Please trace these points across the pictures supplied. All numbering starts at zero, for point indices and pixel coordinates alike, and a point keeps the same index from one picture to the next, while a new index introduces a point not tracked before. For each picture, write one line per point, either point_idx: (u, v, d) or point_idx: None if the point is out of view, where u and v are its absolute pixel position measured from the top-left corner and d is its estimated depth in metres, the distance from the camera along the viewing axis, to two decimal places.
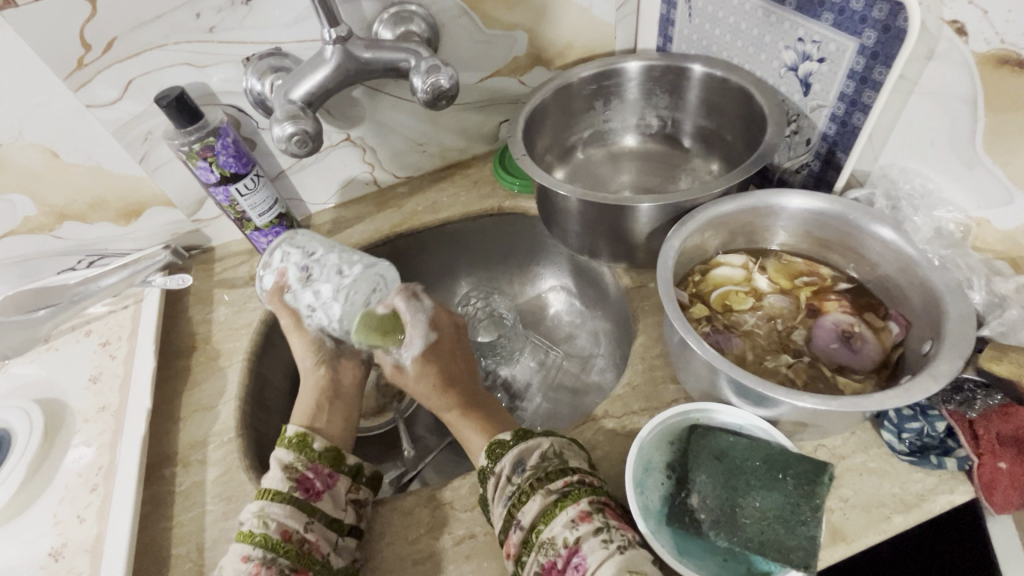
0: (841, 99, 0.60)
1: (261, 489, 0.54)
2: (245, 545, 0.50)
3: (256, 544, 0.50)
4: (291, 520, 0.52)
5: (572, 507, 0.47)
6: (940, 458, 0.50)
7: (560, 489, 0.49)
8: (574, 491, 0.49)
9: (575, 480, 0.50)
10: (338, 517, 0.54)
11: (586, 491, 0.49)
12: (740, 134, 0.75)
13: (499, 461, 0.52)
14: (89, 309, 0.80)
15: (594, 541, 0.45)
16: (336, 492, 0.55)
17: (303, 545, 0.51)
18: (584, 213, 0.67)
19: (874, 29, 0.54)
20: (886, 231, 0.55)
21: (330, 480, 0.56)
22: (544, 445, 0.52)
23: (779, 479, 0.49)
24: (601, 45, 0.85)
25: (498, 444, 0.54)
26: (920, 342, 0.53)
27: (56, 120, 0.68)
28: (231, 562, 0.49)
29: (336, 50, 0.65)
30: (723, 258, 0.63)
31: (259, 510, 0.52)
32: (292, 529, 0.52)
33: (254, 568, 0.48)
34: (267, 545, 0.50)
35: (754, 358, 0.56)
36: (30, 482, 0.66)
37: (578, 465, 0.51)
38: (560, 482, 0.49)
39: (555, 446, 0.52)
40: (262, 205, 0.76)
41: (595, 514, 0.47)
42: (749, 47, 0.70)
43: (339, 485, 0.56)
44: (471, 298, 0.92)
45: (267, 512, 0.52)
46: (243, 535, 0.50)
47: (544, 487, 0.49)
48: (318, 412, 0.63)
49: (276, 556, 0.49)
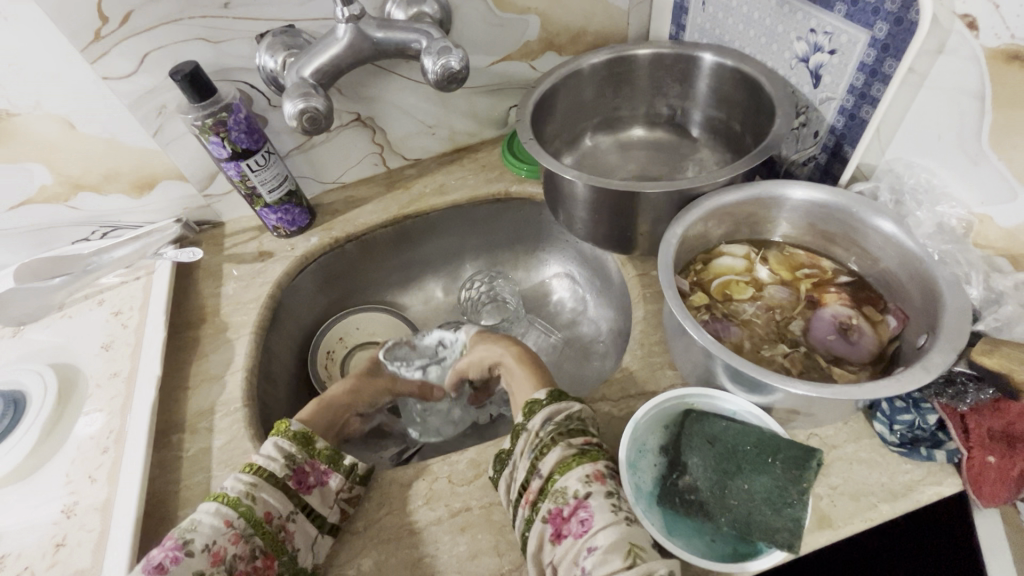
0: (850, 92, 0.60)
1: (251, 465, 0.55)
2: (228, 510, 0.51)
3: (240, 513, 0.51)
4: (276, 504, 0.53)
5: (589, 465, 0.49)
6: (930, 450, 0.51)
7: (581, 445, 0.51)
8: (592, 452, 0.51)
9: (597, 442, 0.52)
10: (322, 515, 0.55)
11: (604, 455, 0.51)
12: (749, 125, 0.75)
13: (532, 416, 0.55)
14: (102, 279, 0.83)
15: (604, 501, 0.47)
16: (326, 489, 0.56)
17: (280, 532, 0.52)
18: (589, 199, 0.67)
19: (886, 21, 0.54)
20: (887, 224, 0.55)
21: (323, 476, 0.57)
22: (574, 408, 0.55)
23: (769, 464, 0.49)
24: (613, 31, 0.85)
25: (533, 401, 0.57)
26: (916, 336, 0.53)
27: (73, 91, 0.69)
28: (207, 520, 0.50)
29: (348, 28, 0.66)
30: (725, 248, 0.64)
31: (249, 483, 0.53)
32: (275, 513, 0.53)
33: (233, 537, 0.49)
34: (248, 518, 0.51)
35: (751, 346, 0.57)
36: (43, 443, 0.68)
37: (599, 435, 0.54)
38: (581, 439, 0.52)
39: (584, 412, 0.55)
40: (273, 180, 0.77)
41: (608, 478, 0.49)
42: (762, 38, 0.70)
43: (330, 484, 0.57)
44: (474, 281, 0.95)
45: (257, 487, 0.53)
46: (229, 501, 0.51)
47: (566, 440, 0.51)
48: (323, 412, 0.67)
49: (253, 532, 0.51)
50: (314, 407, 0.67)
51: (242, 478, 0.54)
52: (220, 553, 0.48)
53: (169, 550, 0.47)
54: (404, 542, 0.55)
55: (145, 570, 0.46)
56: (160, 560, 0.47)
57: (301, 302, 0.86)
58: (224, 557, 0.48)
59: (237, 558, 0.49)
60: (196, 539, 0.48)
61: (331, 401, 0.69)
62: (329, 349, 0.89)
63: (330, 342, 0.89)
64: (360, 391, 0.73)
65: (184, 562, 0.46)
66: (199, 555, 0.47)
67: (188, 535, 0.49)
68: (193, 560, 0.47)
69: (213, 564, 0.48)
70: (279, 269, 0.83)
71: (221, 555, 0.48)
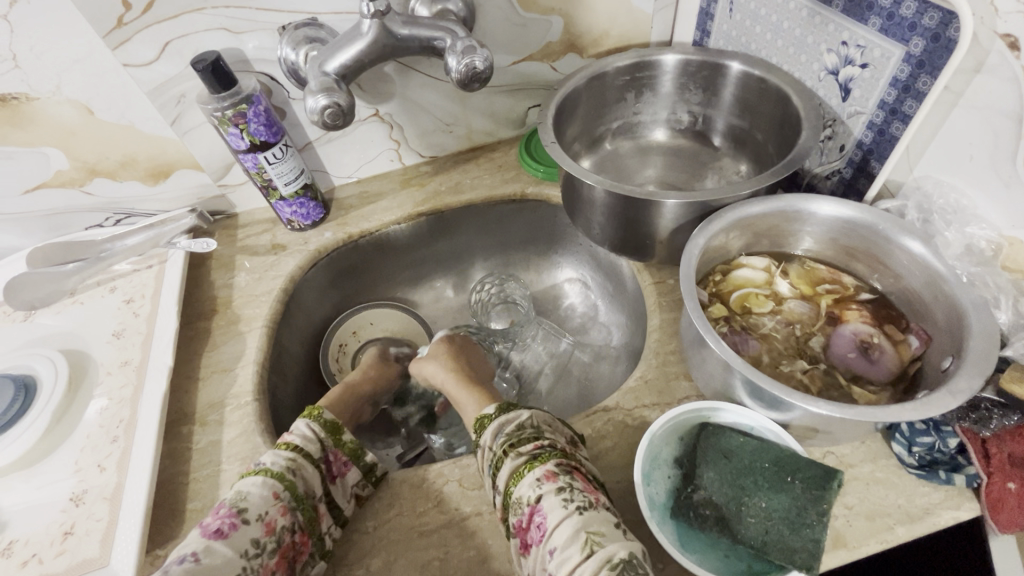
0: (880, 107, 0.60)
1: (284, 442, 0.57)
2: (274, 483, 0.53)
3: (285, 486, 0.53)
4: (311, 483, 0.55)
5: (539, 468, 0.50)
6: (949, 474, 0.51)
7: (531, 452, 0.52)
8: (543, 455, 0.51)
9: (547, 444, 0.53)
10: (341, 507, 0.56)
11: (554, 454, 0.51)
12: (773, 136, 0.74)
13: (483, 432, 0.56)
14: (114, 266, 0.82)
15: (555, 499, 0.47)
16: (345, 481, 0.57)
17: (314, 511, 0.54)
18: (608, 205, 0.67)
19: (923, 37, 0.53)
20: (914, 244, 0.55)
21: (344, 467, 0.58)
22: (523, 417, 0.56)
23: (787, 482, 0.49)
24: (637, 34, 0.84)
25: (483, 416, 0.58)
26: (940, 359, 0.52)
27: (93, 78, 0.69)
28: (256, 491, 0.51)
29: (373, 24, 0.65)
30: (745, 259, 0.63)
31: (289, 460, 0.55)
32: (312, 491, 0.55)
33: (281, 510, 0.51)
34: (292, 492, 0.53)
35: (770, 361, 0.57)
36: (54, 429, 0.68)
37: (553, 436, 0.54)
38: (530, 446, 0.52)
39: (534, 419, 0.55)
40: (289, 174, 0.77)
41: (560, 475, 0.49)
42: (790, 48, 0.69)
43: (350, 476, 0.58)
44: (485, 284, 0.94)
45: (298, 464, 0.55)
46: (273, 475, 0.53)
47: (515, 450, 0.52)
48: (343, 399, 0.74)
49: (295, 506, 0.53)
50: (338, 391, 0.74)
51: (281, 454, 0.55)
52: (271, 523, 0.50)
53: (225, 517, 0.49)
54: (413, 545, 0.55)
55: (205, 535, 0.48)
56: (218, 527, 0.48)
57: (313, 296, 0.86)
58: (275, 527, 0.50)
59: (284, 530, 0.51)
60: (250, 508, 0.50)
61: (355, 386, 0.76)
62: (341, 342, 0.89)
63: (342, 336, 0.89)
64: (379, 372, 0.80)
65: (242, 529, 0.49)
66: (253, 524, 0.49)
67: (241, 504, 0.50)
68: (250, 527, 0.49)
69: (267, 533, 0.50)
70: (293, 263, 0.82)
71: (273, 526, 0.50)
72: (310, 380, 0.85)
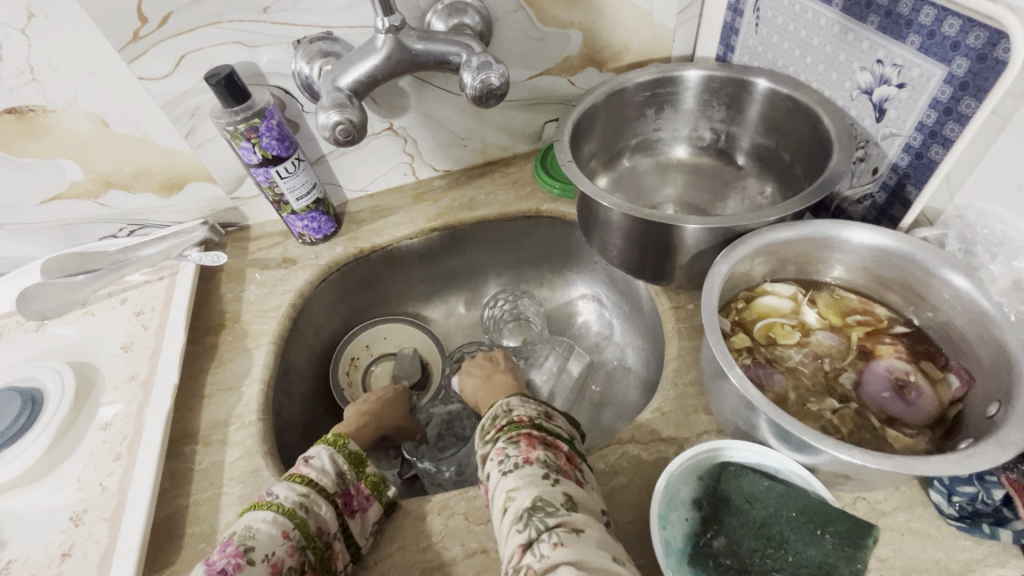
0: (918, 130, 0.57)
1: (296, 475, 0.54)
2: (284, 520, 0.50)
3: (296, 524, 0.50)
4: (326, 519, 0.52)
5: (492, 448, 0.52)
6: (994, 527, 0.47)
7: (493, 435, 0.54)
8: (500, 434, 0.53)
9: (506, 422, 0.54)
10: (357, 544, 0.54)
11: (507, 431, 0.53)
12: (800, 156, 0.71)
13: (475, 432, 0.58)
14: (126, 278, 0.82)
15: (495, 470, 0.50)
16: (365, 517, 0.55)
17: (328, 549, 0.51)
18: (626, 227, 0.64)
19: (967, 57, 0.50)
20: (959, 278, 0.51)
21: (366, 502, 0.55)
22: (498, 404, 0.57)
23: (817, 535, 0.45)
24: (658, 49, 0.82)
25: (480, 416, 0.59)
26: (984, 403, 0.48)
27: (110, 92, 0.69)
28: (265, 528, 0.49)
29: (388, 39, 0.63)
30: (770, 286, 0.60)
31: (303, 494, 0.52)
32: (325, 529, 0.52)
33: (289, 549, 0.49)
34: (303, 531, 0.50)
35: (796, 398, 0.53)
36: (58, 444, 0.67)
37: (522, 411, 0.55)
38: (494, 429, 0.54)
39: (505, 404, 0.57)
40: (301, 188, 0.76)
41: (506, 447, 0.51)
42: (820, 65, 0.66)
43: (371, 512, 0.55)
44: (498, 300, 0.91)
45: (312, 500, 0.52)
46: (284, 512, 0.50)
47: (484, 437, 0.55)
48: (367, 431, 0.73)
49: (306, 545, 0.50)
50: (356, 417, 0.73)
51: (295, 487, 0.52)
52: (278, 564, 0.47)
53: (231, 557, 0.46)
54: None
55: (206, 575, 0.45)
56: (221, 567, 0.45)
57: (322, 311, 0.85)
58: (281, 568, 0.48)
59: (292, 570, 0.48)
60: (257, 547, 0.47)
61: (381, 418, 0.75)
62: (353, 355, 0.88)
63: (354, 349, 0.88)
64: (404, 412, 0.77)
65: (246, 571, 0.46)
66: (258, 565, 0.46)
67: (248, 542, 0.47)
68: (254, 569, 0.46)
69: None
70: (302, 278, 0.81)
71: (279, 567, 0.47)
72: (318, 398, 0.83)
